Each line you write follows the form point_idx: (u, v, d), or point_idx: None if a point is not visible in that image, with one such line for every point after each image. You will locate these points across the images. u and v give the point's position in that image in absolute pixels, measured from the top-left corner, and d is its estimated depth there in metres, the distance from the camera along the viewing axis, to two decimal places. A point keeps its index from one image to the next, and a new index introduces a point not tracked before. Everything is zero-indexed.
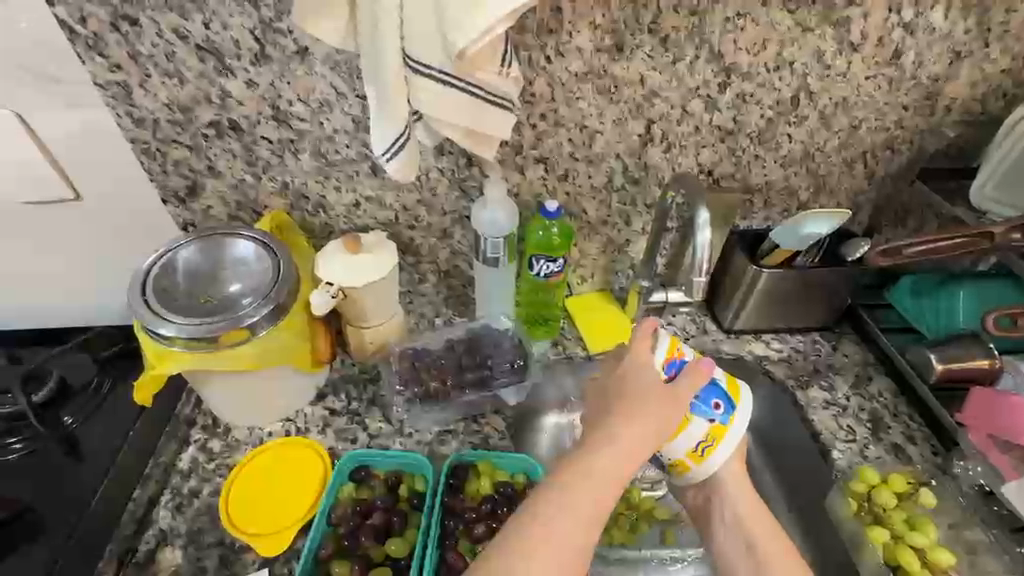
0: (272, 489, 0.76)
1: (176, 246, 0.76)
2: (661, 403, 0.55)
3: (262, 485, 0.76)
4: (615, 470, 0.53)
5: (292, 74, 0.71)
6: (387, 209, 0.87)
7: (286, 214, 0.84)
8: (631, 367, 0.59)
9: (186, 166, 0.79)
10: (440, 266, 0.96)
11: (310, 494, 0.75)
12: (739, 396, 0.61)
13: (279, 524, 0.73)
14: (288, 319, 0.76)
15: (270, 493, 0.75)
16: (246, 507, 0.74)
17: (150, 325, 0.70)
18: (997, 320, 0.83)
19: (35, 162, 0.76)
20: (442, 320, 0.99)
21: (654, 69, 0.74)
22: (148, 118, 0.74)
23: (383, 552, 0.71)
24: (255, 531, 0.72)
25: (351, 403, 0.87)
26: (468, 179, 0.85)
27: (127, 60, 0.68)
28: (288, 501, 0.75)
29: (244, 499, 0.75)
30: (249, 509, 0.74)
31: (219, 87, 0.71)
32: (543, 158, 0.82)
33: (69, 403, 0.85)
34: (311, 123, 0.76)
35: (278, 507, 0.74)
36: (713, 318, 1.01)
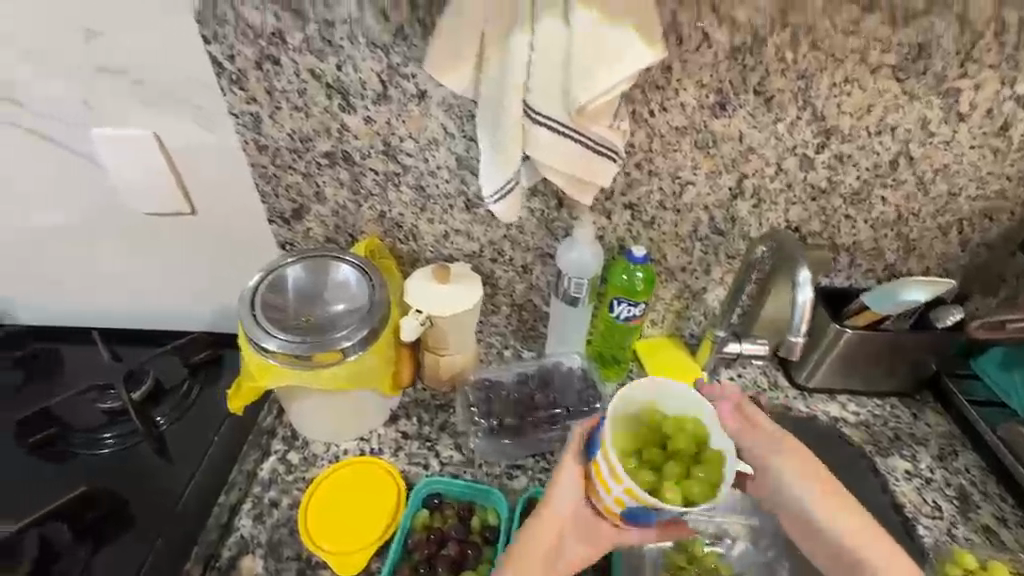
0: (351, 509, 0.78)
1: (284, 264, 0.81)
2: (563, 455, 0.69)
3: (340, 505, 0.78)
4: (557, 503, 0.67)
5: (408, 113, 0.75)
6: (474, 242, 0.90)
7: (379, 241, 0.89)
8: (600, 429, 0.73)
9: (296, 190, 0.84)
10: (514, 299, 0.99)
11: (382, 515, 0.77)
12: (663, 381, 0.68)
13: (357, 546, 0.74)
14: (378, 344, 0.79)
15: (349, 513, 0.77)
16: (326, 525, 0.76)
17: (256, 337, 0.74)
18: None
19: (164, 180, 0.83)
20: (510, 351, 1.02)
21: (755, 127, 0.76)
22: (271, 146, 0.79)
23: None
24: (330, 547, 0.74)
25: (423, 428, 0.89)
26: (555, 219, 0.87)
27: (263, 94, 0.74)
28: (364, 522, 0.76)
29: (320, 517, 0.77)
30: (329, 528, 0.76)
31: (340, 122, 0.76)
32: (633, 205, 0.84)
33: (162, 403, 0.89)
34: (417, 159, 0.80)
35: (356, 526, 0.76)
36: (785, 373, 0.99)
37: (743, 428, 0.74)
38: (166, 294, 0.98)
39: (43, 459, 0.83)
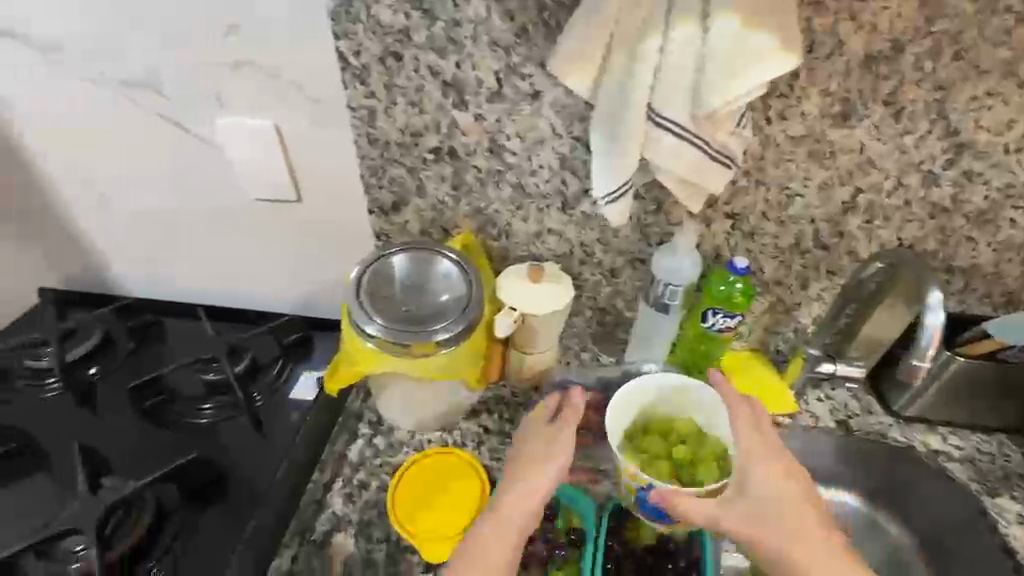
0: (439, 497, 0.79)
1: (389, 250, 0.83)
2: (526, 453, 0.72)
3: (429, 489, 0.80)
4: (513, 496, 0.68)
5: (519, 112, 0.76)
6: (565, 242, 0.90)
7: (472, 237, 0.90)
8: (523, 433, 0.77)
9: (399, 183, 0.87)
10: (598, 302, 0.98)
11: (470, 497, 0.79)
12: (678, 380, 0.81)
13: (447, 533, 0.76)
14: (471, 339, 0.79)
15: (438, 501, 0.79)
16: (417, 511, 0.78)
17: (359, 320, 0.76)
18: None
19: (277, 167, 0.88)
20: (587, 354, 1.02)
21: (878, 139, 0.73)
22: (382, 139, 0.82)
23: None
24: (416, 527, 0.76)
25: (504, 424, 0.89)
26: (651, 225, 0.86)
27: (382, 89, 0.76)
28: (452, 510, 0.78)
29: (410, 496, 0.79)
30: (421, 514, 0.78)
31: (451, 118, 0.78)
32: (734, 214, 0.82)
33: (259, 379, 0.94)
34: (521, 158, 0.81)
35: (442, 511, 0.78)
36: (879, 400, 0.95)
37: (744, 429, 0.69)
38: (262, 276, 1.03)
39: (152, 423, 0.88)
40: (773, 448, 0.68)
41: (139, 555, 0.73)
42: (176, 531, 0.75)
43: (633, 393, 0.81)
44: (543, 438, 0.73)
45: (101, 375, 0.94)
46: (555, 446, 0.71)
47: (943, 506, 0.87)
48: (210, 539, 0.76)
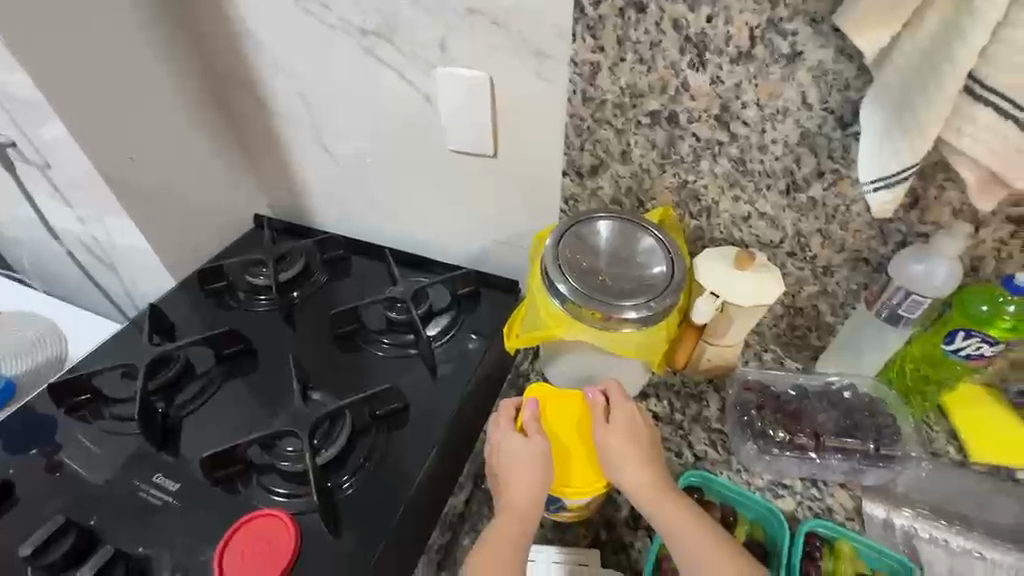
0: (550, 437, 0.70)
1: (596, 216, 0.80)
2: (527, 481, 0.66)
3: (559, 418, 0.71)
4: (515, 523, 0.65)
5: (766, 76, 0.68)
6: (776, 230, 0.81)
7: (672, 211, 0.84)
8: (500, 441, 0.70)
9: (603, 146, 0.83)
10: (794, 302, 0.86)
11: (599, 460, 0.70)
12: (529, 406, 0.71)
13: (571, 472, 0.69)
14: (665, 322, 0.75)
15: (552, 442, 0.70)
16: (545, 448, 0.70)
17: (552, 279, 0.74)
18: None
19: (483, 118, 0.88)
20: (769, 357, 0.92)
21: None
22: (597, 99, 0.78)
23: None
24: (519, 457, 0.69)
25: (675, 413, 0.84)
26: (895, 222, 0.73)
27: (613, 42, 0.72)
28: (564, 449, 0.70)
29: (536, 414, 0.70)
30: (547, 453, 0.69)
31: (682, 79, 0.72)
32: (1020, 219, 0.67)
33: (434, 322, 0.99)
34: (752, 129, 0.73)
35: (570, 469, 0.69)
36: None
37: (623, 425, 0.69)
38: (443, 225, 1.07)
39: (343, 349, 0.97)
40: (648, 449, 0.70)
41: (335, 467, 0.79)
42: (367, 452, 0.81)
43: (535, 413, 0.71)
44: (528, 467, 0.67)
45: (301, 298, 1.05)
46: (528, 474, 0.67)
47: None
48: (393, 465, 0.80)
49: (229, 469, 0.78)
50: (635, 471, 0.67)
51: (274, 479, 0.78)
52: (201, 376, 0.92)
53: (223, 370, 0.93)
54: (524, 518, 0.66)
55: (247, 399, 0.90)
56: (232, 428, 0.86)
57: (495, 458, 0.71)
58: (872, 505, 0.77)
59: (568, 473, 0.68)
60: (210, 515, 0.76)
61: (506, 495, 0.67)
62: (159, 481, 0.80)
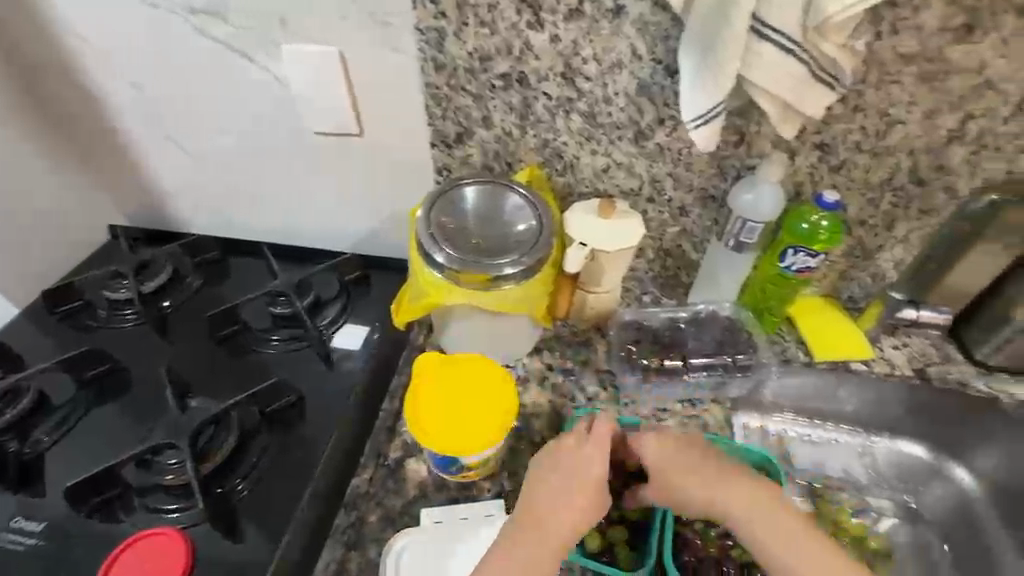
0: (441, 401, 0.71)
1: (463, 182, 0.82)
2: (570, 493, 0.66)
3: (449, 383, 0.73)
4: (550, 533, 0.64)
5: (598, 31, 0.72)
6: (634, 178, 0.86)
7: (539, 170, 0.88)
8: (552, 454, 0.69)
9: (464, 114, 0.84)
10: (661, 244, 0.94)
11: (496, 422, 0.70)
12: (421, 365, 0.74)
13: (462, 432, 0.70)
14: (542, 274, 0.78)
15: (442, 406, 0.71)
16: (435, 412, 0.71)
17: (428, 249, 0.75)
18: None
19: (340, 95, 0.86)
20: (649, 297, 0.99)
21: (1002, 57, 0.66)
22: (448, 65, 0.79)
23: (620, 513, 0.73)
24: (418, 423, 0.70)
25: (566, 361, 0.89)
26: (729, 158, 0.81)
27: (452, 7, 0.73)
28: (455, 410, 0.71)
29: (435, 382, 0.73)
30: (438, 416, 0.71)
31: (524, 39, 0.74)
32: (823, 145, 0.77)
33: (323, 313, 0.96)
34: (595, 83, 0.77)
35: (461, 429, 0.70)
36: (958, 347, 0.92)
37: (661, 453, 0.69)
38: (322, 213, 1.04)
39: (227, 352, 0.92)
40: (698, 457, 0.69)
41: (227, 471, 0.76)
42: (261, 450, 0.78)
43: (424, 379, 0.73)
44: (586, 476, 0.67)
45: (174, 307, 0.97)
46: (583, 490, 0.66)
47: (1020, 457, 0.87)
48: (289, 459, 0.78)
49: (106, 493, 0.73)
50: (699, 474, 0.68)
51: (160, 498, 0.73)
52: (62, 405, 0.84)
53: (91, 394, 0.85)
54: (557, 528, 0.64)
55: (118, 426, 0.82)
56: (105, 452, 0.79)
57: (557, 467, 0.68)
58: (749, 417, 0.93)
59: (460, 433, 0.70)
60: (88, 543, 0.71)
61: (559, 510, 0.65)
62: (21, 521, 0.72)
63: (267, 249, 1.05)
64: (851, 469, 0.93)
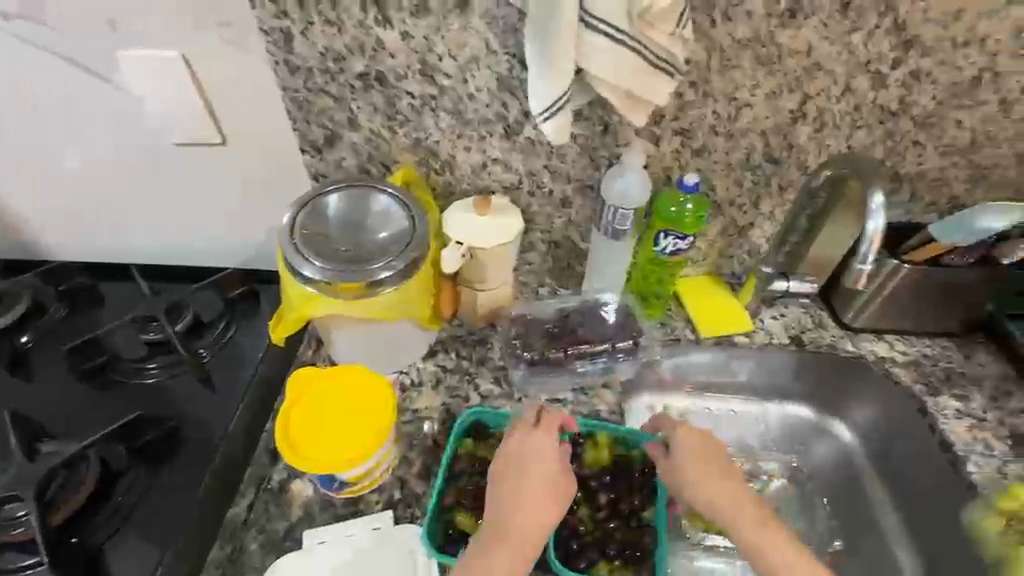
0: (315, 419, 0.69)
1: (327, 190, 0.79)
2: (535, 495, 0.67)
3: (323, 400, 0.70)
4: (519, 538, 0.64)
5: (448, 27, 0.71)
6: (512, 173, 0.86)
7: (415, 171, 0.86)
8: (515, 457, 0.69)
9: (328, 117, 0.81)
10: (551, 236, 0.95)
11: (371, 437, 0.68)
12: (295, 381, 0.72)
13: (334, 449, 0.67)
14: (419, 274, 0.77)
15: (315, 424, 0.69)
16: (307, 430, 0.68)
17: (295, 264, 0.72)
18: None
19: (192, 103, 0.80)
20: (545, 290, 1.00)
21: (825, 39, 0.70)
22: (301, 67, 0.75)
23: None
24: (291, 439, 0.68)
25: (461, 361, 0.88)
26: (599, 148, 0.83)
27: (293, 6, 0.70)
28: (328, 428, 0.69)
29: (310, 400, 0.70)
30: (310, 434, 0.68)
31: (375, 37, 0.72)
32: (683, 130, 0.79)
33: (203, 337, 0.89)
34: (456, 80, 0.76)
35: (335, 446, 0.68)
36: (830, 313, 0.96)
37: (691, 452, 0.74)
38: (199, 230, 0.97)
39: (96, 387, 0.85)
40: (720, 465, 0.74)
41: (88, 514, 0.72)
42: (128, 487, 0.74)
43: (299, 396, 0.71)
44: (549, 477, 0.68)
45: (34, 342, 0.89)
46: (547, 493, 0.68)
47: (890, 409, 0.91)
48: (161, 495, 0.74)
49: None
50: (714, 478, 0.73)
51: (12, 555, 0.68)
52: None
53: None
54: (524, 532, 0.65)
55: None
56: None
57: (518, 470, 0.69)
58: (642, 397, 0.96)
59: (333, 450, 0.67)
60: None
61: (525, 515, 0.66)
62: None
63: (142, 272, 0.98)
64: (743, 434, 0.97)
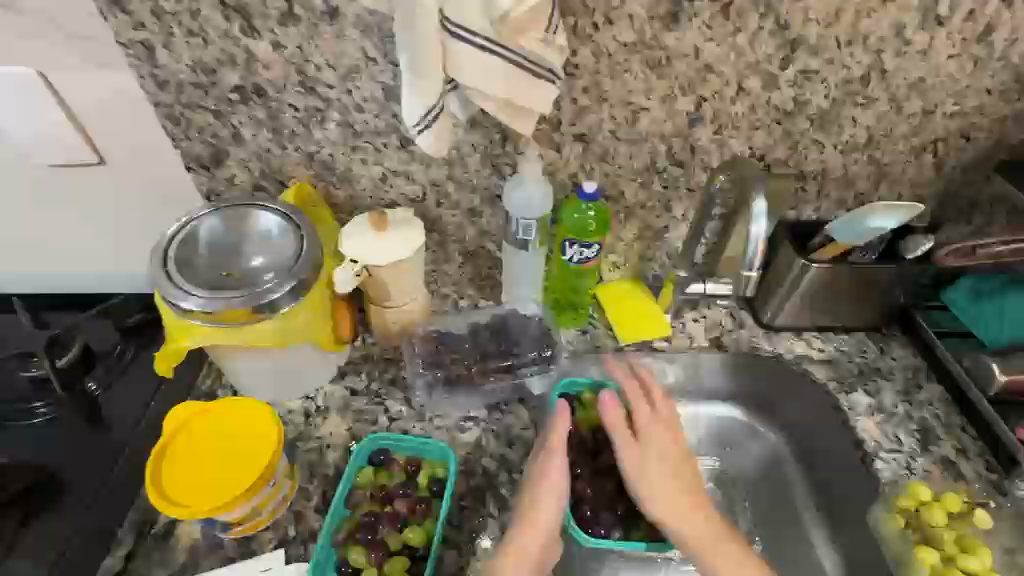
0: (192, 456, 0.66)
1: (201, 216, 0.75)
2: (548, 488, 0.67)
3: (202, 435, 0.68)
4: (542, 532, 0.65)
5: (321, 36, 0.67)
6: (415, 184, 0.83)
7: (310, 186, 0.81)
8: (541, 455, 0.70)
9: (210, 133, 0.76)
10: (466, 246, 0.91)
11: (250, 469, 0.65)
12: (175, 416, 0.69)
13: (209, 487, 0.64)
14: (311, 295, 0.73)
15: (192, 460, 0.66)
16: (182, 467, 0.65)
17: (173, 299, 0.67)
18: None
19: (59, 123, 0.74)
20: (466, 302, 0.95)
21: (711, 40, 0.69)
22: (170, 81, 0.70)
23: (397, 542, 0.67)
24: (166, 485, 0.64)
25: (372, 382, 0.84)
26: (501, 156, 0.80)
27: (149, 16, 0.65)
28: (205, 464, 0.65)
29: (188, 436, 0.67)
30: (184, 472, 0.65)
31: (244, 48, 0.68)
32: (583, 136, 0.77)
33: (94, 369, 0.85)
34: (339, 91, 0.72)
35: (211, 483, 0.64)
36: (751, 312, 0.95)
37: (659, 436, 0.72)
38: (91, 255, 0.91)
39: None
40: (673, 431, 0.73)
41: None
42: None
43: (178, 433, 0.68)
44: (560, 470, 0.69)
45: None
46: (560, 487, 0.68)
47: (811, 406, 0.89)
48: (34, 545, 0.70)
49: None
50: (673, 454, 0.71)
51: None
52: None
53: None
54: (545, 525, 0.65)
55: None
56: None
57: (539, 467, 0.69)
58: None
59: (207, 488, 0.63)
60: None
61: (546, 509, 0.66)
62: None
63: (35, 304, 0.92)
64: None
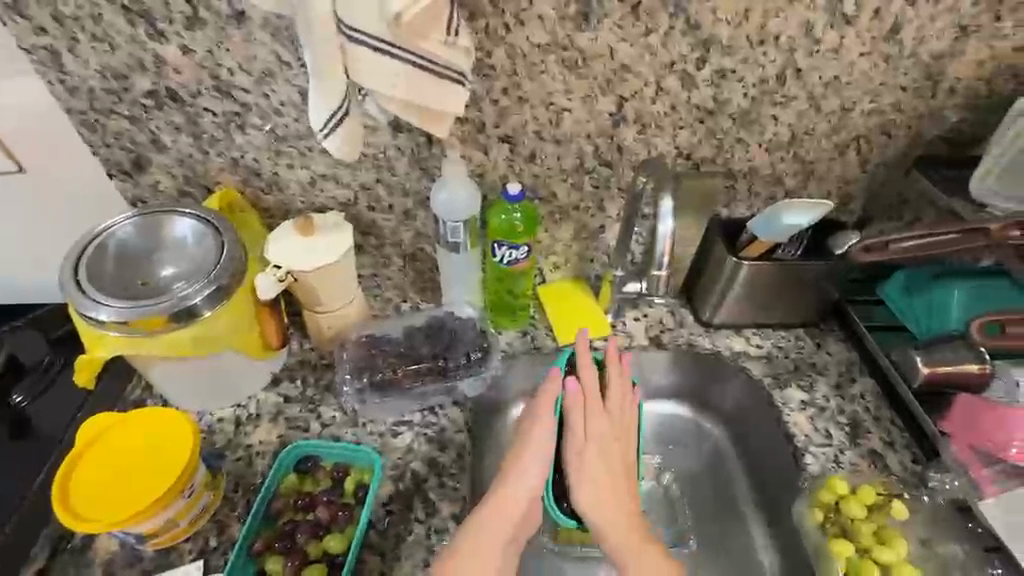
0: (103, 467, 0.65)
1: (118, 228, 0.74)
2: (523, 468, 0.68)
3: (115, 446, 0.66)
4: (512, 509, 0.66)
5: (230, 40, 0.67)
6: (344, 188, 0.82)
7: (237, 193, 0.80)
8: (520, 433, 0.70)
9: (127, 139, 0.75)
10: (404, 249, 0.90)
11: (163, 478, 0.64)
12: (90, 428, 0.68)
13: (119, 499, 0.63)
14: (234, 301, 0.72)
15: (103, 472, 0.65)
16: (93, 480, 0.64)
17: (88, 311, 0.66)
18: (983, 326, 0.75)
19: None
20: (408, 305, 0.94)
21: (624, 40, 0.70)
22: (81, 87, 0.70)
23: (317, 552, 0.68)
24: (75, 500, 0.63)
25: (307, 390, 0.83)
26: (428, 159, 0.80)
27: (51, 21, 0.65)
28: (116, 475, 0.64)
29: (101, 447, 0.66)
30: (94, 485, 0.64)
31: (153, 53, 0.68)
32: (508, 137, 0.77)
33: (21, 381, 0.84)
34: (256, 95, 0.71)
35: (121, 494, 0.63)
36: (690, 309, 0.95)
37: (612, 440, 0.71)
38: (21, 264, 0.90)
39: None
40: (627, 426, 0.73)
41: None
42: None
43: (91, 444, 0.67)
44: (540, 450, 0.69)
45: None
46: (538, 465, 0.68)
47: (746, 399, 0.90)
48: None
49: None
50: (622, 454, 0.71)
51: None
52: None
53: None
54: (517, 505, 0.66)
55: None
56: None
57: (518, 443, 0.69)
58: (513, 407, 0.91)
59: (117, 500, 0.62)
60: None
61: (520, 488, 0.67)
62: None
63: None
64: None
